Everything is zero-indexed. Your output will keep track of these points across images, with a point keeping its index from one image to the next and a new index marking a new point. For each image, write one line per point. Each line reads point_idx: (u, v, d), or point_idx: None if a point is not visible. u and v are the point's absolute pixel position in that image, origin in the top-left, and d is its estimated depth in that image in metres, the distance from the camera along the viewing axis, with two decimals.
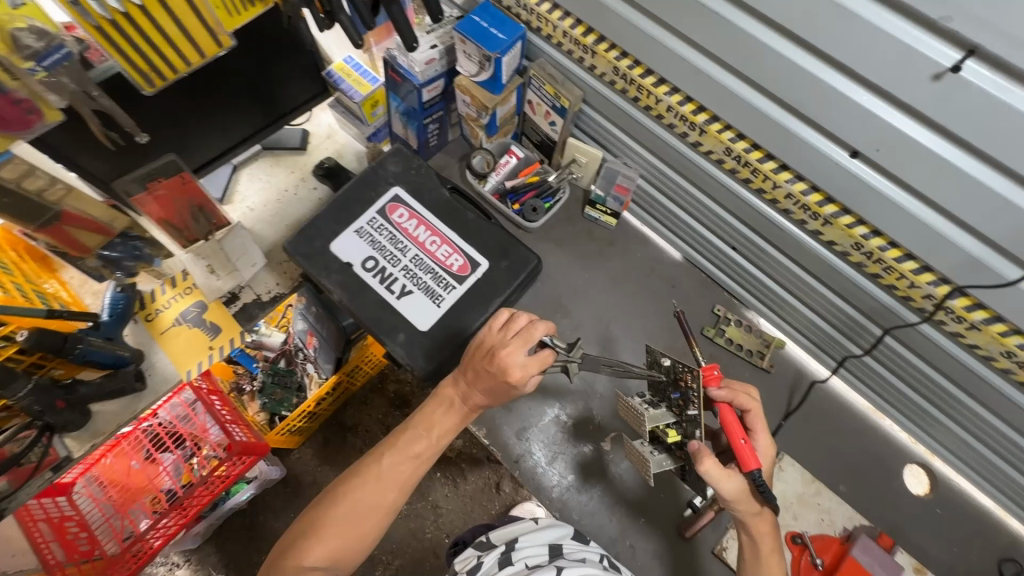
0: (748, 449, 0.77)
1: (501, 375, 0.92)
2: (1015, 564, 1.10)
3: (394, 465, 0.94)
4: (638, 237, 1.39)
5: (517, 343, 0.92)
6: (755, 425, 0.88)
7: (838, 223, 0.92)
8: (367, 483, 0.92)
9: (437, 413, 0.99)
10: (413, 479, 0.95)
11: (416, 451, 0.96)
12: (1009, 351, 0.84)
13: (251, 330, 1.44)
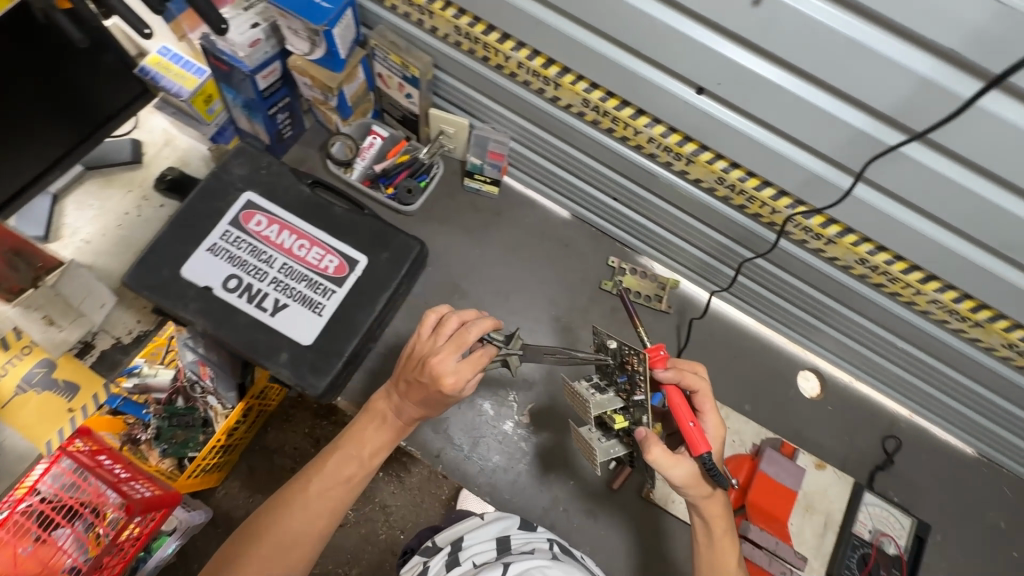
0: (696, 430, 0.81)
1: (434, 386, 0.86)
2: (895, 439, 1.25)
3: (323, 491, 0.90)
4: (524, 202, 1.35)
5: (449, 348, 0.87)
6: (704, 405, 0.90)
7: (698, 161, 0.92)
8: (294, 513, 0.88)
9: (368, 431, 0.96)
10: (344, 504, 0.92)
11: (348, 474, 0.92)
12: (863, 257, 0.89)
13: (130, 374, 1.29)
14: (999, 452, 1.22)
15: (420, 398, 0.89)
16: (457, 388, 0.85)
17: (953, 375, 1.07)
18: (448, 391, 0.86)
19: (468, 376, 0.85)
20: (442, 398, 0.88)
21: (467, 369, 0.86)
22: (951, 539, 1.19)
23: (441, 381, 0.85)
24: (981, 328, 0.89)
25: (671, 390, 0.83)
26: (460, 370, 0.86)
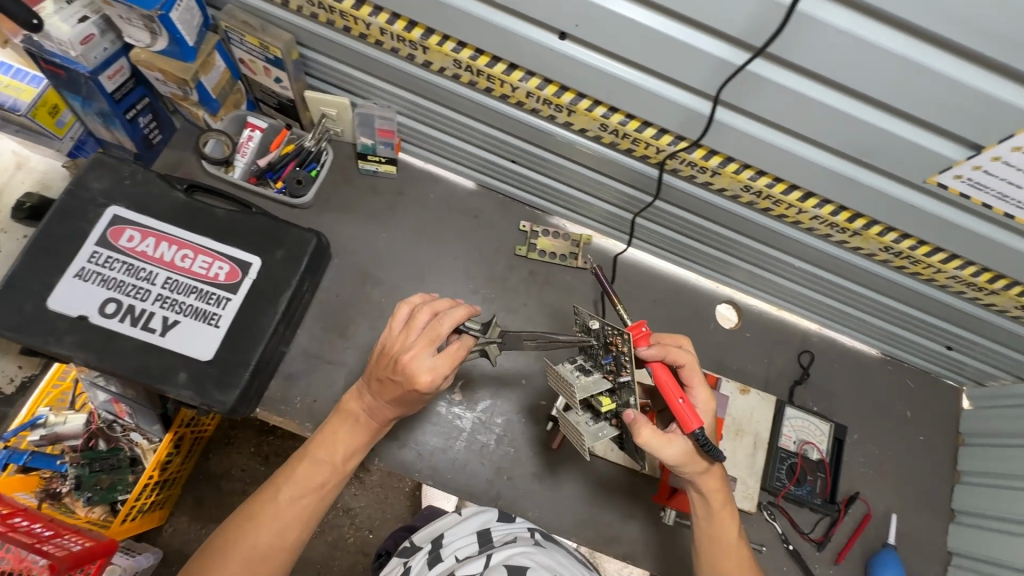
0: (683, 407, 0.85)
1: (409, 384, 0.86)
2: (809, 353, 1.32)
3: (293, 500, 0.89)
4: (425, 178, 1.31)
5: (423, 345, 0.86)
6: (691, 379, 0.95)
7: (577, 109, 0.91)
8: (266, 523, 0.86)
9: (339, 435, 0.94)
10: (317, 511, 0.91)
11: (319, 481, 0.91)
12: (746, 185, 0.92)
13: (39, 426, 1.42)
14: (898, 349, 1.32)
15: (396, 398, 0.89)
16: (432, 385, 0.85)
17: (847, 285, 1.15)
18: (423, 388, 0.86)
19: (444, 372, 0.85)
20: (419, 395, 0.88)
21: (443, 364, 0.86)
22: (866, 435, 1.29)
23: (415, 378, 0.85)
24: (859, 238, 0.94)
25: (656, 368, 0.88)
26: (435, 365, 0.85)
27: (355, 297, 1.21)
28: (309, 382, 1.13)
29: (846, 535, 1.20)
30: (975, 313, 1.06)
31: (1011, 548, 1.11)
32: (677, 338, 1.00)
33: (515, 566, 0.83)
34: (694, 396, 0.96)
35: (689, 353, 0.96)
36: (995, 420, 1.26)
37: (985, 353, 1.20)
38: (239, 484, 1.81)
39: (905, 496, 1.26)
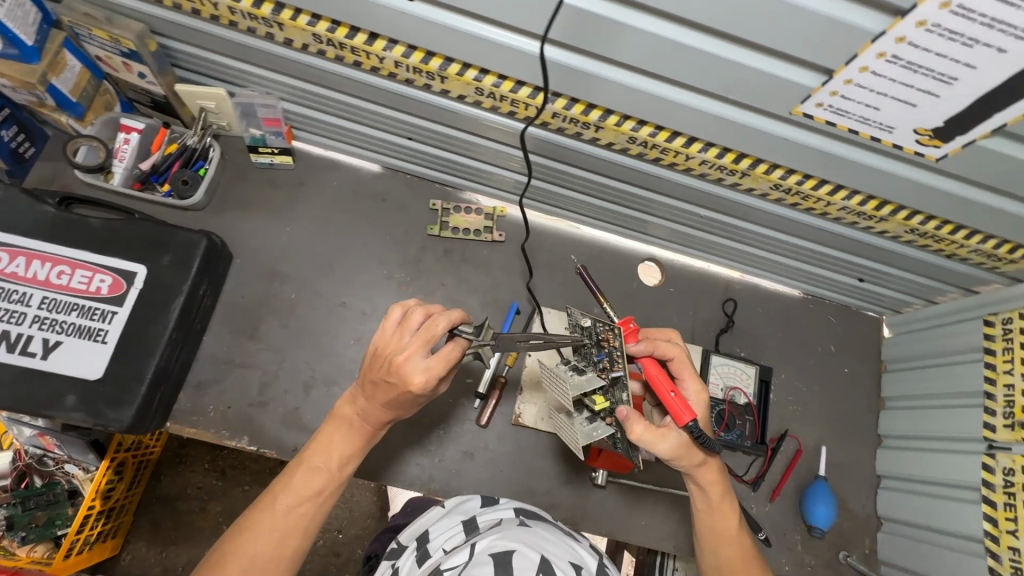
0: (676, 400, 0.84)
1: (404, 388, 0.83)
2: (732, 301, 1.34)
3: (289, 508, 0.85)
4: (327, 166, 1.26)
5: (419, 344, 0.84)
6: (682, 371, 0.94)
7: (448, 75, 0.87)
8: (263, 534, 0.82)
9: (335, 440, 0.90)
10: (315, 518, 0.87)
11: (316, 488, 0.87)
12: (630, 137, 0.91)
13: None
14: (817, 287, 1.35)
15: (393, 402, 0.86)
16: (428, 386, 0.82)
17: (756, 230, 1.16)
18: (418, 391, 0.83)
19: (440, 373, 0.83)
20: (415, 397, 0.85)
21: (438, 365, 0.83)
22: (792, 374, 1.32)
23: (410, 381, 0.82)
24: (749, 178, 0.94)
25: (647, 363, 0.87)
26: (430, 365, 0.83)
27: (263, 297, 1.16)
28: (220, 389, 1.09)
29: (780, 472, 1.23)
30: (875, 243, 1.08)
31: (928, 463, 1.15)
32: (667, 332, 0.99)
33: (502, 553, 0.73)
34: (686, 389, 0.94)
35: (678, 345, 0.95)
36: (910, 345, 1.30)
37: (895, 282, 1.23)
38: (196, 502, 1.73)
39: (833, 427, 1.30)
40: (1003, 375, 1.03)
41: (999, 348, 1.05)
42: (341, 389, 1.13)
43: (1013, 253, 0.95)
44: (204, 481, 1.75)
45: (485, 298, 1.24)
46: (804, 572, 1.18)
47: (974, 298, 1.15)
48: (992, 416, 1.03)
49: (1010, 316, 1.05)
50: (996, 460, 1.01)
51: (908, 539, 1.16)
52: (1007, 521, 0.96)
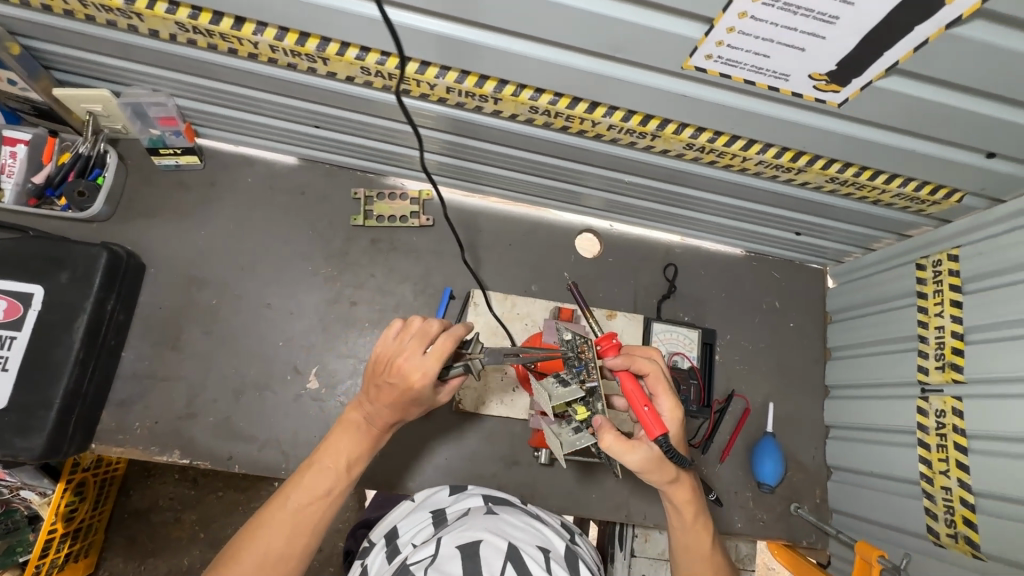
0: (651, 415, 0.76)
1: (405, 387, 0.83)
2: (673, 266, 1.32)
3: (300, 503, 0.81)
4: (239, 162, 1.20)
5: (416, 343, 0.85)
6: (655, 388, 0.89)
7: (327, 55, 0.81)
8: (275, 533, 0.78)
9: (347, 440, 0.87)
10: (324, 518, 0.83)
11: (329, 483, 0.84)
12: (531, 107, 0.87)
13: None
14: (757, 244, 1.33)
15: (396, 403, 0.85)
16: (427, 382, 0.82)
17: (685, 192, 1.12)
18: (419, 389, 0.83)
19: (437, 370, 0.82)
20: (419, 396, 0.85)
21: (434, 362, 0.83)
22: (737, 334, 1.31)
23: (410, 380, 0.83)
24: (660, 140, 0.91)
25: (622, 375, 0.81)
26: (427, 362, 0.83)
27: (182, 305, 1.12)
28: (145, 405, 1.06)
29: (729, 432, 1.24)
30: (802, 196, 1.06)
31: (871, 410, 1.16)
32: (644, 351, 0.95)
33: (468, 545, 0.74)
34: (660, 405, 0.90)
35: (654, 362, 0.91)
36: (850, 294, 1.29)
37: (832, 233, 1.21)
38: (170, 513, 1.68)
39: (780, 383, 1.30)
40: (934, 318, 1.03)
41: (929, 292, 1.05)
42: (273, 393, 1.10)
43: (936, 193, 0.94)
44: (176, 491, 1.70)
45: (417, 285, 1.21)
46: (756, 527, 1.19)
47: (905, 243, 1.14)
48: (924, 360, 1.03)
49: (938, 258, 1.05)
50: (929, 403, 1.01)
51: (853, 485, 1.17)
52: (939, 463, 0.96)
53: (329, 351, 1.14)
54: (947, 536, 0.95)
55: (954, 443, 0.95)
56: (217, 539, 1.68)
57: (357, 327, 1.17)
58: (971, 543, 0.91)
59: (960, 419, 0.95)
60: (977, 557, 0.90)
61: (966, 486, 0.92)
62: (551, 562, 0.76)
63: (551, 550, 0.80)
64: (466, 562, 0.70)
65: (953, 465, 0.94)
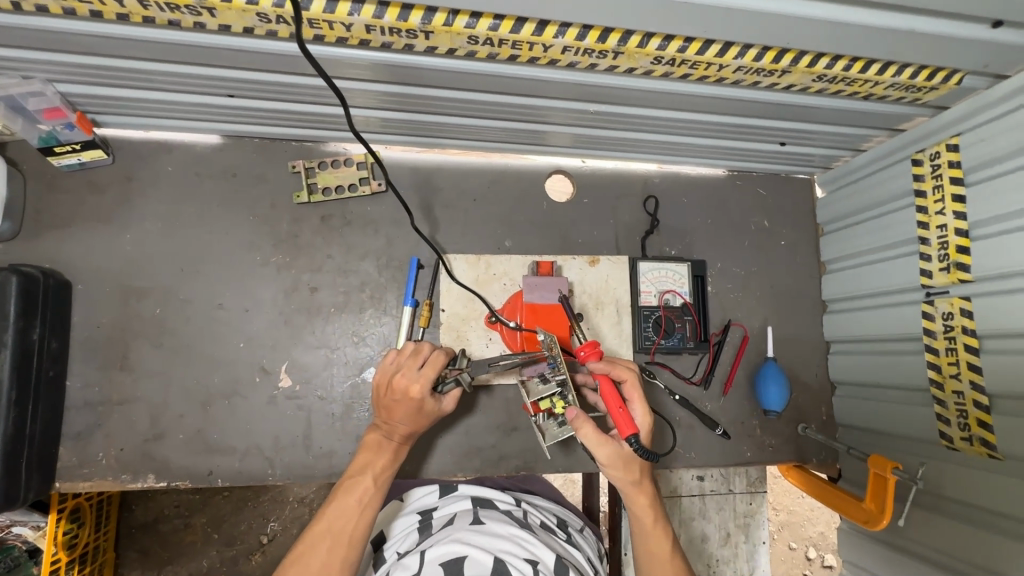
0: (623, 415, 0.80)
1: (406, 401, 0.91)
2: (653, 198, 1.22)
3: (335, 517, 0.88)
4: (153, 150, 1.05)
5: (410, 360, 0.94)
6: (631, 394, 0.91)
7: (211, 4, 0.67)
8: (316, 548, 0.85)
9: (370, 455, 0.94)
10: (360, 527, 0.89)
11: (357, 494, 0.91)
12: (470, 38, 0.74)
13: None
14: (740, 161, 1.23)
15: (403, 417, 0.93)
16: (425, 390, 0.91)
17: (628, 113, 0.99)
18: (420, 399, 0.91)
19: (431, 377, 0.91)
20: (424, 408, 0.93)
21: (430, 372, 0.92)
22: (728, 261, 1.24)
23: (408, 392, 0.91)
24: (624, 57, 0.79)
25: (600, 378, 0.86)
26: (422, 374, 0.92)
27: (123, 320, 1.01)
28: (105, 433, 0.97)
29: (729, 362, 1.19)
30: (788, 102, 0.95)
31: (874, 321, 1.11)
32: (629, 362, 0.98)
33: (451, 560, 0.85)
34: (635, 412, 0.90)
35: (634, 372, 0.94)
36: (841, 202, 1.21)
37: (820, 138, 1.11)
38: (179, 520, 1.63)
39: (777, 305, 1.24)
40: (936, 217, 0.96)
41: (928, 189, 0.97)
42: (244, 398, 1.02)
43: (933, 79, 0.85)
44: (179, 498, 1.64)
45: (380, 260, 1.10)
46: (766, 454, 1.18)
47: (897, 139, 1.05)
48: (928, 263, 0.97)
49: (936, 150, 0.96)
50: (935, 306, 0.96)
51: (859, 398, 1.15)
52: (950, 366, 0.93)
53: (297, 345, 1.05)
54: (961, 440, 0.91)
55: (964, 344, 0.90)
56: (231, 537, 1.65)
57: (323, 315, 1.07)
58: (986, 445, 0.88)
59: (970, 320, 0.90)
60: (993, 458, 0.87)
61: (979, 387, 0.88)
62: (537, 573, 0.85)
63: (537, 561, 0.89)
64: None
65: (965, 368, 0.90)
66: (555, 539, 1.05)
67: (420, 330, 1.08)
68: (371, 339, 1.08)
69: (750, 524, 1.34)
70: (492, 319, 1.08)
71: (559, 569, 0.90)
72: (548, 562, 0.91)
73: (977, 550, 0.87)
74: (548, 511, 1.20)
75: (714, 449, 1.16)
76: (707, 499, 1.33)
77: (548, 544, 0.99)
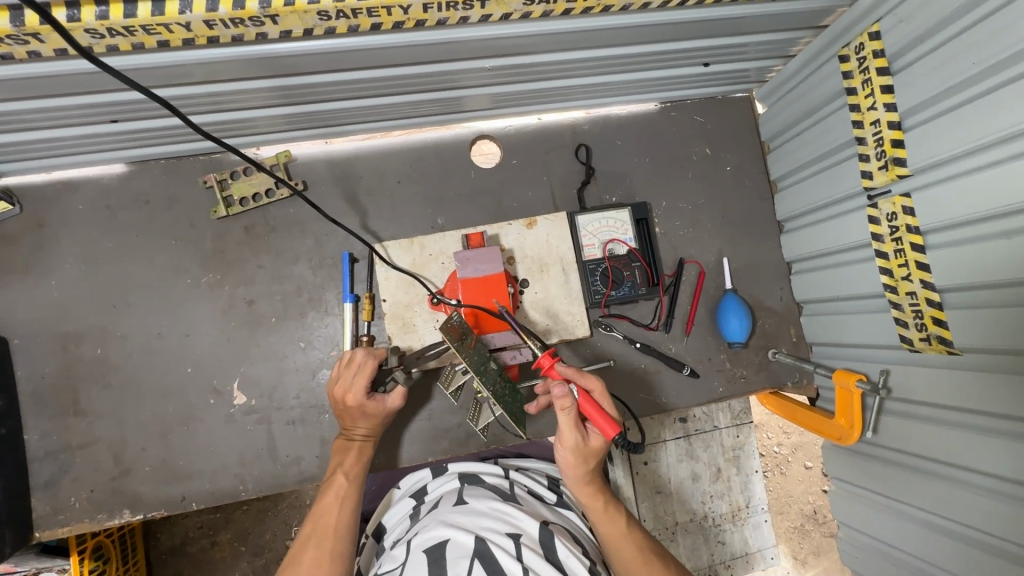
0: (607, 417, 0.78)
1: (348, 408, 0.93)
2: (586, 146, 1.17)
3: (320, 513, 0.90)
4: (60, 190, 1.02)
5: (343, 369, 0.94)
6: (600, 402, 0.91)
7: (30, 29, 0.62)
8: (306, 548, 0.87)
9: (337, 458, 0.95)
10: (343, 519, 0.90)
11: (332, 490, 0.91)
12: (320, 13, 0.69)
13: None
14: (671, 91, 1.17)
15: (355, 422, 0.95)
16: (358, 399, 0.92)
17: (545, 60, 0.94)
18: (357, 405, 0.93)
19: (361, 384, 0.92)
20: (368, 410, 0.95)
21: (361, 381, 0.92)
22: (673, 197, 1.19)
23: (346, 400, 0.93)
24: (493, 3, 0.74)
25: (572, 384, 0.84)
26: (355, 381, 0.92)
27: (67, 366, 1.00)
28: (72, 478, 0.98)
29: (688, 301, 1.16)
30: (692, 20, 0.88)
31: (826, 234, 1.06)
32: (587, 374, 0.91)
33: (432, 550, 0.78)
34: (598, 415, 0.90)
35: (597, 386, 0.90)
36: (780, 116, 1.15)
37: (743, 51, 1.04)
38: (206, 539, 1.67)
39: (731, 234, 1.20)
40: (869, 113, 0.90)
41: (858, 86, 0.91)
42: (202, 421, 1.02)
43: None
44: (201, 519, 1.67)
45: (311, 261, 1.08)
46: (738, 386, 1.15)
47: (821, 38, 0.98)
48: (866, 164, 0.92)
49: (859, 42, 0.90)
50: (879, 209, 0.91)
51: (824, 315, 1.11)
52: (900, 269, 0.89)
53: (245, 361, 1.04)
54: (920, 341, 0.88)
55: (911, 244, 0.86)
56: (258, 547, 1.68)
57: (264, 326, 1.05)
58: (944, 342, 0.84)
59: (913, 217, 0.85)
60: (952, 354, 0.84)
61: (929, 285, 0.84)
62: (521, 547, 0.78)
63: (522, 534, 0.82)
64: (432, 568, 0.74)
65: (914, 268, 0.86)
66: (547, 506, 0.97)
67: (364, 325, 1.07)
68: (318, 341, 1.06)
69: (740, 456, 1.34)
70: (433, 301, 1.05)
71: (547, 537, 0.83)
72: (535, 532, 0.84)
73: (951, 450, 0.85)
74: (540, 473, 1.13)
75: (684, 389, 1.14)
76: (693, 439, 1.32)
77: (537, 514, 0.91)
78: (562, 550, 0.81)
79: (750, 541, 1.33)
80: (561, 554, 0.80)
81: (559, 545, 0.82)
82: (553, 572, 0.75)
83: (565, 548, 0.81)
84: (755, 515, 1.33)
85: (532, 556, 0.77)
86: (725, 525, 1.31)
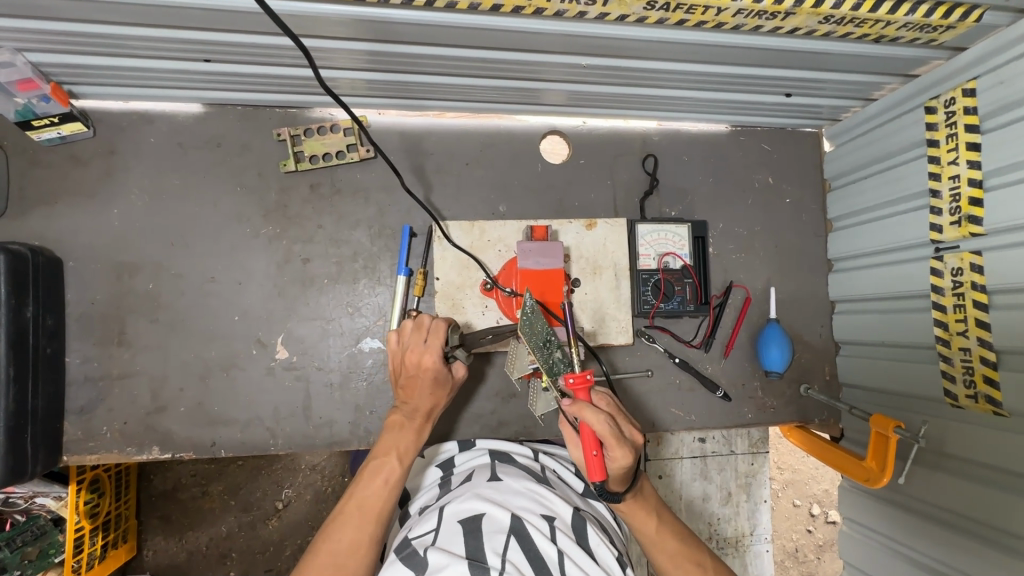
0: (592, 462, 0.76)
1: (423, 373, 0.94)
2: (653, 157, 1.18)
3: (365, 495, 0.87)
4: (134, 121, 1.02)
5: (414, 335, 0.96)
6: (609, 442, 0.77)
7: None
8: (345, 527, 0.83)
9: (394, 435, 0.93)
10: (388, 504, 0.87)
11: (384, 473, 0.89)
12: None
13: None
14: (744, 116, 1.18)
15: (422, 392, 0.95)
16: (438, 361, 0.94)
17: (641, 66, 0.94)
18: (434, 368, 0.94)
19: (438, 346, 0.94)
20: (440, 378, 0.96)
21: (437, 342, 0.94)
22: (730, 220, 1.20)
23: (422, 362, 0.94)
24: (616, 3, 0.75)
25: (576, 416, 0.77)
26: (429, 345, 0.94)
27: (117, 296, 1.00)
28: (107, 408, 0.98)
29: (731, 325, 1.17)
30: (792, 49, 0.90)
31: (878, 279, 1.08)
32: (600, 417, 0.76)
33: (469, 520, 0.78)
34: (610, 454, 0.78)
35: (607, 425, 0.76)
36: (849, 156, 1.16)
37: (828, 88, 1.05)
38: (197, 488, 1.63)
39: (781, 264, 1.21)
40: (949, 167, 0.91)
41: (942, 139, 0.92)
42: (242, 370, 1.02)
43: (950, 17, 0.78)
44: (195, 467, 1.64)
45: (371, 229, 1.08)
46: (767, 415, 1.17)
47: (911, 86, 0.98)
48: (937, 217, 0.93)
49: (951, 96, 0.91)
50: (944, 263, 0.93)
51: (862, 357, 1.13)
52: (957, 324, 0.90)
53: (292, 317, 1.05)
54: (966, 398, 0.90)
55: (974, 301, 0.88)
56: (249, 503, 1.65)
57: (316, 286, 1.06)
58: (992, 402, 0.86)
59: (980, 275, 0.87)
60: (998, 415, 0.85)
61: (987, 344, 0.86)
62: (555, 531, 0.79)
63: (556, 517, 0.83)
64: (469, 539, 0.74)
65: (973, 325, 0.87)
66: (576, 493, 0.97)
67: (415, 299, 1.07)
68: (366, 309, 1.07)
69: (751, 483, 1.35)
70: (487, 286, 1.07)
71: (579, 524, 0.84)
72: (567, 516, 0.84)
73: (979, 506, 0.86)
74: (567, 459, 1.08)
75: (714, 411, 1.15)
76: (708, 460, 1.34)
77: (568, 498, 0.91)
78: (594, 537, 0.82)
79: (748, 568, 1.34)
80: (593, 542, 0.81)
81: (591, 533, 0.83)
82: (585, 559, 0.76)
83: (597, 536, 0.82)
84: (758, 543, 1.35)
85: (566, 541, 0.78)
86: (727, 549, 1.33)
